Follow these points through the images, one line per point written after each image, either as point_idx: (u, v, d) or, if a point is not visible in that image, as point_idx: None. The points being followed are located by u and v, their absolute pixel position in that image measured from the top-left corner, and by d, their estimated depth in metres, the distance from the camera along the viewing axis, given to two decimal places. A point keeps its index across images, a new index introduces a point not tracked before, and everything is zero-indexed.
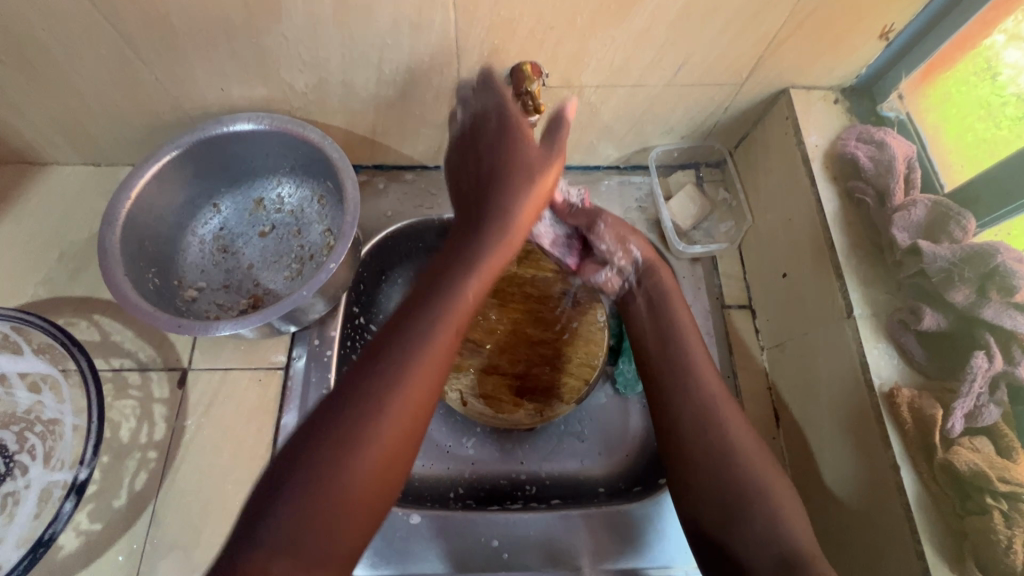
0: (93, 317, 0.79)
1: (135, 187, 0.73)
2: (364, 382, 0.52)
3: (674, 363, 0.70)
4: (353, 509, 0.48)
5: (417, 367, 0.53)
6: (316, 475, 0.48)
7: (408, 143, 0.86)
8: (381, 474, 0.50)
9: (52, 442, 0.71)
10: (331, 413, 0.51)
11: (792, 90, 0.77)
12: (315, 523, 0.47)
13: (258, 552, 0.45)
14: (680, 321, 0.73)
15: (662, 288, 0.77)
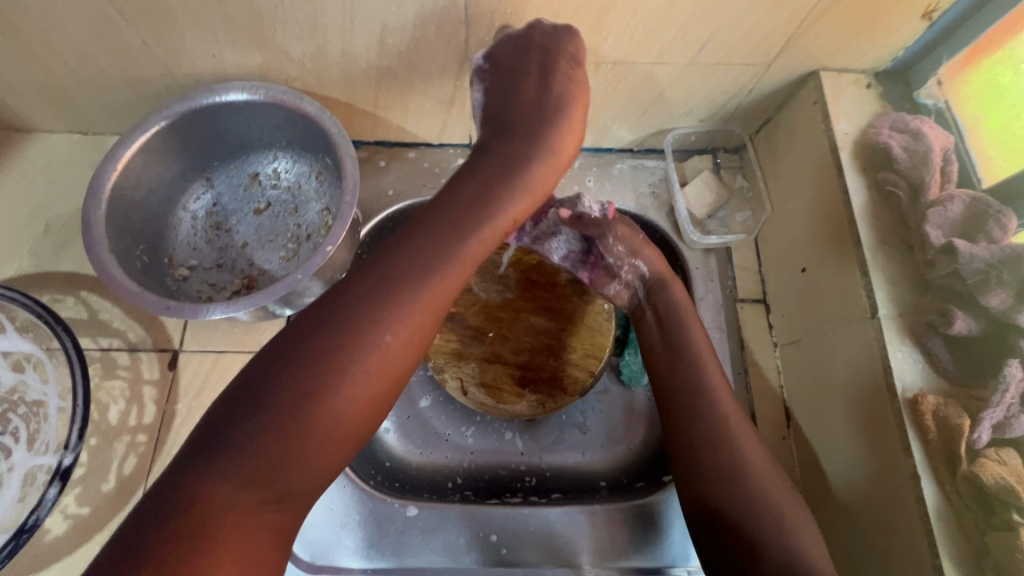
0: (80, 294, 0.76)
1: (121, 158, 0.69)
2: (353, 322, 0.48)
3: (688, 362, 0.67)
4: (326, 447, 0.46)
5: (411, 319, 0.50)
6: (291, 407, 0.44)
7: (411, 119, 0.82)
8: (360, 415, 0.48)
9: (37, 424, 0.69)
10: (313, 351, 0.46)
11: (823, 72, 0.72)
12: (283, 456, 0.44)
13: (218, 480, 0.42)
14: (695, 337, 0.70)
15: (675, 306, 0.73)
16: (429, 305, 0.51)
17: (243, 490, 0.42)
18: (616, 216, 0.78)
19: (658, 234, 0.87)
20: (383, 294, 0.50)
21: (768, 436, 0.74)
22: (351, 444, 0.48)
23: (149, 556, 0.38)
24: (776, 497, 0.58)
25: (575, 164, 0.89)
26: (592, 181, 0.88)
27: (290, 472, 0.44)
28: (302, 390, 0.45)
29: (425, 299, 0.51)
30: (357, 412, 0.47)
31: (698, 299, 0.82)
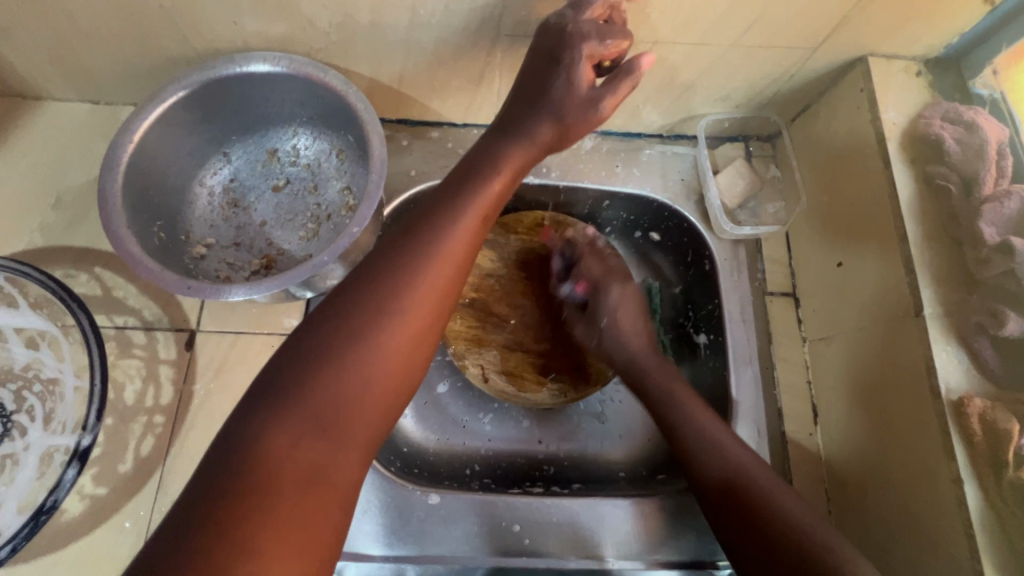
0: (93, 270, 0.74)
1: (138, 130, 0.66)
2: (376, 280, 0.47)
3: (673, 390, 0.70)
4: (369, 396, 0.45)
5: (429, 271, 0.49)
6: (331, 358, 0.44)
7: (436, 97, 0.79)
8: (398, 365, 0.47)
9: (53, 404, 0.67)
10: (341, 310, 0.46)
11: (871, 58, 0.69)
12: (328, 407, 0.43)
13: (267, 437, 0.41)
14: (681, 399, 0.68)
15: (649, 388, 0.72)
16: (455, 255, 0.51)
17: (295, 444, 0.41)
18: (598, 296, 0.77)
19: (685, 224, 0.84)
20: (407, 248, 0.49)
21: (796, 432, 0.73)
22: (394, 397, 0.47)
23: (209, 521, 0.38)
24: (789, 505, 0.57)
25: (603, 148, 0.86)
26: (620, 167, 0.85)
27: (337, 424, 0.43)
28: (337, 342, 0.45)
29: (451, 249, 0.51)
30: (395, 362, 0.46)
31: (726, 291, 0.80)
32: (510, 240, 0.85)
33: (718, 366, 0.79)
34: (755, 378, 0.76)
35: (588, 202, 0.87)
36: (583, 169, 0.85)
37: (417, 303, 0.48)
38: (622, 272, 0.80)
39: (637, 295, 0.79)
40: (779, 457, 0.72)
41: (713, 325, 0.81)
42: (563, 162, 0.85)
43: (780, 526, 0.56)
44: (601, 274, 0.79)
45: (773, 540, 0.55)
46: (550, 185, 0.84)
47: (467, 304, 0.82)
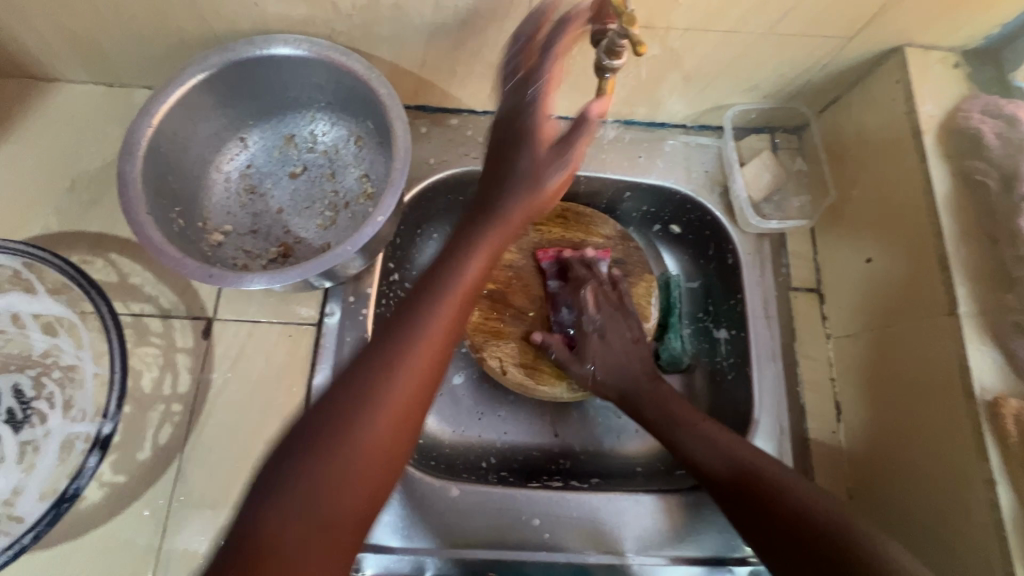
0: (110, 256, 0.73)
1: (157, 114, 0.64)
2: (373, 353, 0.50)
3: (671, 400, 0.71)
4: (363, 470, 0.46)
5: (420, 341, 0.51)
6: (326, 441, 0.46)
7: (458, 84, 0.77)
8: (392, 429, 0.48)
9: (72, 390, 0.67)
10: (342, 387, 0.49)
11: (908, 49, 0.67)
12: (328, 489, 0.45)
13: (273, 529, 0.43)
14: (682, 414, 0.69)
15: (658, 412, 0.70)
16: (442, 322, 0.52)
17: (301, 532, 0.43)
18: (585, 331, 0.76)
19: (708, 217, 0.83)
20: (401, 321, 0.52)
21: (818, 429, 0.72)
22: (391, 465, 0.48)
23: None
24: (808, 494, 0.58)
25: (625, 138, 0.84)
26: (643, 157, 0.84)
27: (337, 506, 0.45)
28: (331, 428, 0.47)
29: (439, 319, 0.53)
30: (388, 430, 0.48)
31: (749, 286, 0.78)
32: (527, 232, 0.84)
33: (739, 362, 0.79)
34: (778, 374, 0.75)
35: (610, 193, 0.86)
36: (606, 160, 0.83)
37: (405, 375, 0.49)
38: (619, 305, 0.78)
39: (631, 330, 0.77)
40: (800, 455, 0.71)
41: (734, 320, 0.81)
42: (585, 153, 0.83)
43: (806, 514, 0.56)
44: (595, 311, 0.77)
45: (804, 529, 0.55)
46: (572, 176, 0.83)
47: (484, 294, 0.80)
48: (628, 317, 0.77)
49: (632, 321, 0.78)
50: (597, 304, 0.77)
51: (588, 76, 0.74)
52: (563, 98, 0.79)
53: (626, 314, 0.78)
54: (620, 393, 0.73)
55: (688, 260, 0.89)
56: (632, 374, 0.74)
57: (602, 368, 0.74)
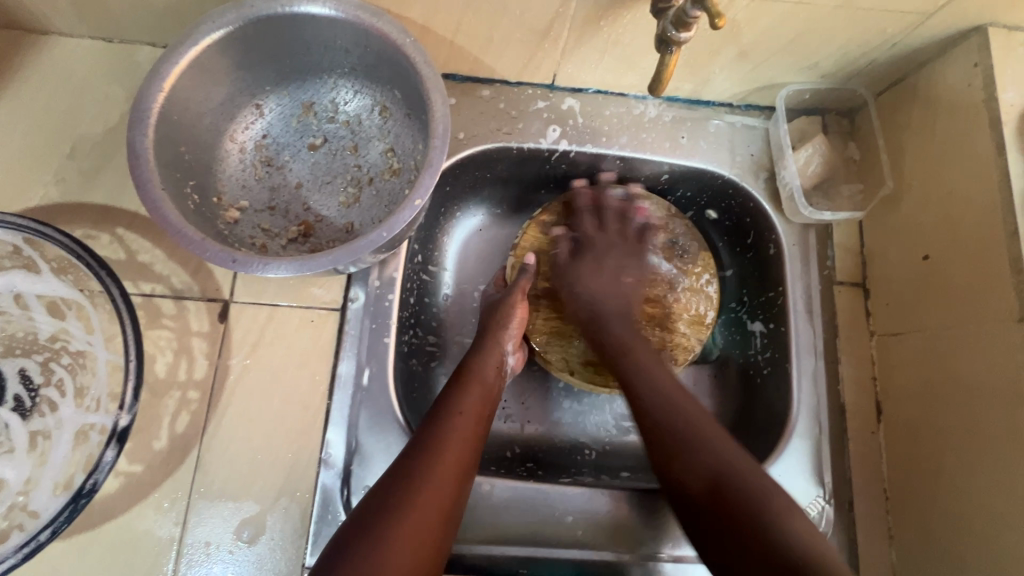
0: (117, 231, 0.67)
1: (169, 75, 0.58)
2: (411, 462, 0.55)
3: (634, 346, 0.66)
4: (444, 480, 0.54)
5: (449, 443, 0.57)
6: (416, 478, 0.53)
7: (494, 52, 0.71)
8: (463, 462, 0.57)
9: (83, 377, 0.63)
10: (387, 488, 0.53)
11: (990, 29, 0.62)
12: (425, 511, 0.51)
13: (383, 551, 0.47)
14: (659, 377, 0.62)
15: (620, 339, 0.67)
16: (466, 430, 0.59)
17: (408, 551, 0.48)
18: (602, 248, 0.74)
19: (750, 204, 0.78)
20: (426, 434, 0.58)
21: (857, 429, 0.71)
22: (463, 486, 0.56)
23: None
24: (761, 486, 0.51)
25: (667, 116, 0.79)
26: (685, 138, 0.78)
27: (431, 525, 0.51)
28: (415, 468, 0.54)
29: (466, 411, 0.61)
30: (458, 460, 0.56)
31: (791, 279, 0.75)
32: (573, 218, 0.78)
33: (776, 356, 0.75)
34: (819, 371, 0.72)
35: (646, 174, 0.81)
36: (645, 139, 0.78)
37: (461, 432, 0.58)
38: (627, 244, 0.75)
39: (633, 271, 0.73)
40: (837, 455, 0.70)
41: (772, 314, 0.76)
42: (624, 131, 0.78)
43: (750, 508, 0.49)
44: (594, 235, 0.75)
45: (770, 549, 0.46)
46: (609, 155, 0.78)
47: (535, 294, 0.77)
48: (638, 257, 0.74)
49: (638, 262, 0.74)
50: (598, 230, 0.75)
51: (638, 49, 0.68)
52: (605, 71, 0.73)
53: (634, 252, 0.74)
54: (586, 317, 0.70)
55: (720, 248, 0.84)
56: (610, 303, 0.70)
57: (585, 283, 0.71)
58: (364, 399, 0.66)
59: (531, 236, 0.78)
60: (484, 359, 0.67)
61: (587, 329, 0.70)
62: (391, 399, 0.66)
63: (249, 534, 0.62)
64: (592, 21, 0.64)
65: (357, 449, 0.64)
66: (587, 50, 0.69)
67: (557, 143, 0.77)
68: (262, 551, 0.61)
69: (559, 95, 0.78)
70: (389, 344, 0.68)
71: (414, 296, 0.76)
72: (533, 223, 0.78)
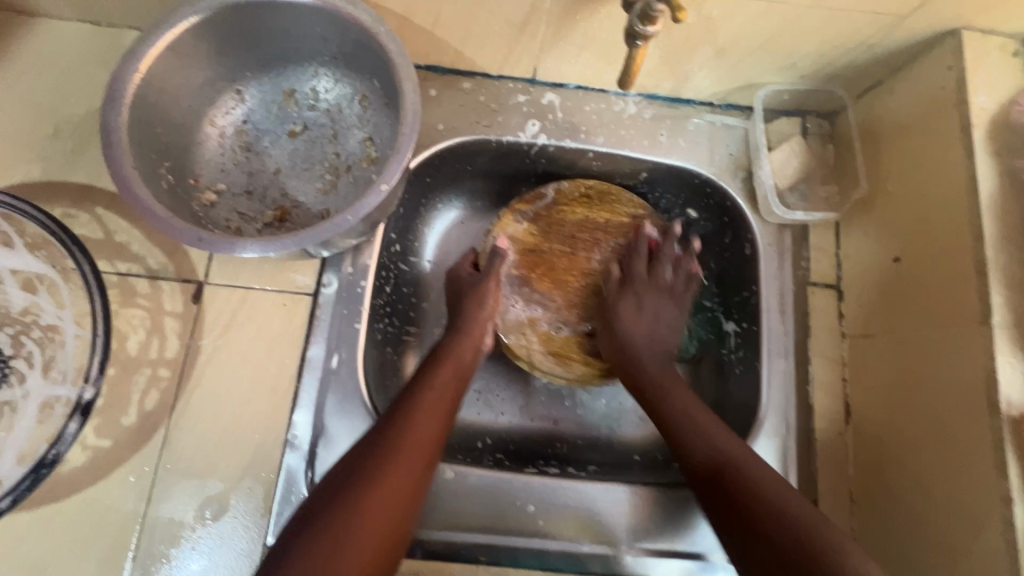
0: (95, 210, 0.69)
1: (145, 57, 0.59)
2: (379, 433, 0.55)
3: (670, 386, 0.66)
4: (411, 451, 0.54)
5: (419, 416, 0.57)
6: (385, 445, 0.54)
7: (473, 44, 0.71)
8: (432, 432, 0.57)
9: (53, 350, 0.65)
10: (355, 456, 0.53)
11: (964, 32, 0.62)
12: (394, 480, 0.51)
13: (350, 516, 0.48)
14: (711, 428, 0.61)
15: (662, 383, 0.67)
16: (436, 406, 0.59)
17: (375, 514, 0.49)
18: (646, 284, 0.74)
19: (728, 203, 0.78)
20: (398, 406, 0.58)
21: (825, 430, 0.70)
22: (434, 455, 0.56)
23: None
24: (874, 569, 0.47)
25: (647, 113, 0.79)
26: (665, 136, 0.79)
27: (397, 494, 0.51)
28: (385, 435, 0.54)
29: (439, 386, 0.61)
30: (429, 428, 0.57)
31: (765, 279, 0.75)
32: (551, 209, 0.79)
33: (748, 355, 0.75)
34: (789, 372, 0.72)
35: (626, 172, 0.81)
36: (625, 136, 0.78)
37: (431, 405, 0.59)
38: (674, 288, 0.75)
39: (673, 314, 0.74)
40: (803, 456, 0.70)
41: (746, 313, 0.77)
42: (604, 126, 0.78)
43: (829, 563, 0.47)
44: (643, 275, 0.75)
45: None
46: (588, 152, 0.79)
47: (507, 283, 0.76)
48: (678, 304, 0.75)
49: (680, 308, 0.74)
50: (648, 276, 0.75)
51: (614, 44, 0.69)
52: (585, 66, 0.74)
53: (676, 301, 0.75)
54: (622, 357, 0.70)
55: (699, 247, 0.84)
56: (651, 347, 0.71)
57: (634, 331, 0.71)
58: (333, 383, 0.67)
59: (509, 223, 0.78)
60: (462, 339, 0.67)
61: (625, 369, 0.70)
62: (359, 384, 0.67)
63: (212, 513, 0.62)
64: (567, 15, 0.64)
65: (323, 432, 0.65)
66: (565, 45, 0.70)
67: (537, 137, 0.77)
68: (224, 529, 0.62)
69: (539, 89, 0.78)
70: (360, 330, 0.68)
71: (391, 285, 0.76)
72: (510, 208, 0.78)
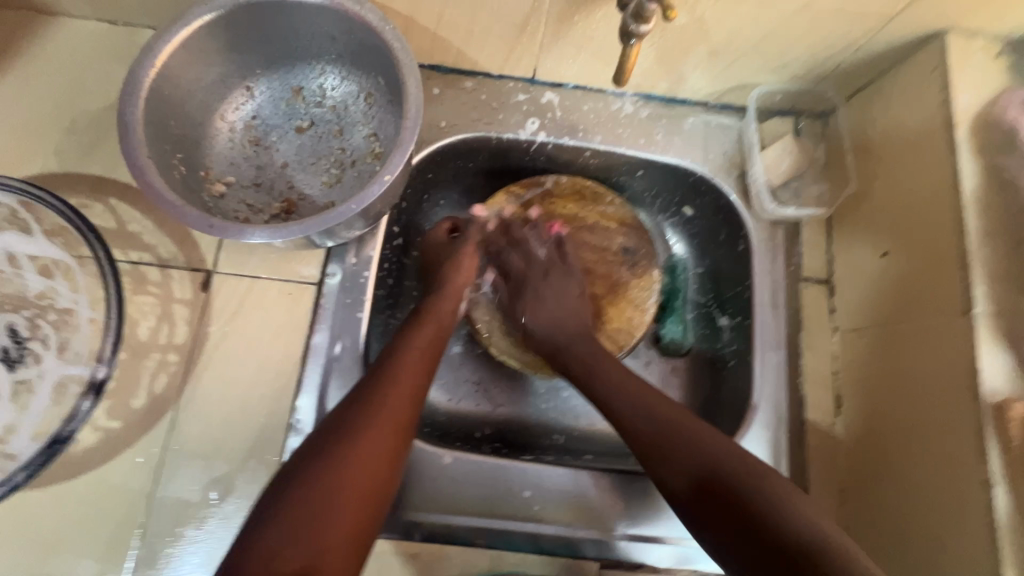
0: (109, 201, 0.71)
1: (160, 53, 0.61)
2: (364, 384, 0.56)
3: (595, 366, 0.65)
4: (395, 396, 0.56)
5: (401, 365, 0.59)
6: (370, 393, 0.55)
7: (475, 44, 0.74)
8: (415, 379, 0.58)
9: (68, 334, 0.67)
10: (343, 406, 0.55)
11: (949, 35, 0.64)
12: (377, 435, 0.52)
13: (341, 456, 0.49)
14: (645, 400, 0.59)
15: (583, 358, 0.67)
16: (417, 357, 0.61)
17: (364, 453, 0.50)
18: (529, 262, 0.76)
19: (722, 200, 0.80)
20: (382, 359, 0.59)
21: (816, 421, 0.72)
22: (417, 399, 0.58)
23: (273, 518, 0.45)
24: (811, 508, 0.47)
25: (644, 113, 0.81)
26: (661, 134, 0.81)
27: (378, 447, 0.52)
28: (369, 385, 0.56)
29: (422, 342, 0.62)
30: (411, 375, 0.58)
31: (758, 274, 0.77)
32: (545, 198, 0.81)
33: (741, 348, 0.77)
34: (780, 364, 0.74)
35: (623, 170, 0.84)
36: (622, 135, 0.81)
37: (412, 357, 0.60)
38: (558, 264, 0.76)
39: (573, 287, 0.75)
40: (795, 446, 0.71)
41: (740, 308, 0.79)
42: (601, 125, 0.81)
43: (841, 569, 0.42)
44: (523, 267, 0.76)
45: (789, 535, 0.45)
46: (586, 149, 0.81)
47: (487, 264, 0.79)
48: (569, 275, 0.76)
49: (573, 278, 0.76)
50: (527, 264, 0.76)
51: (611, 45, 0.71)
52: (583, 66, 0.76)
53: (562, 272, 0.75)
54: (549, 349, 0.70)
55: (697, 244, 0.86)
56: (568, 326, 0.71)
57: (536, 321, 0.71)
58: (336, 369, 0.69)
59: (502, 204, 0.80)
60: (442, 300, 0.69)
61: (553, 360, 0.69)
62: (361, 371, 0.69)
63: (217, 494, 0.64)
64: (565, 16, 0.66)
65: (326, 417, 0.67)
66: (564, 45, 0.72)
67: (536, 135, 0.80)
68: (229, 509, 0.64)
69: (539, 89, 0.81)
70: (362, 319, 0.71)
71: (392, 277, 0.79)
72: (505, 189, 0.81)
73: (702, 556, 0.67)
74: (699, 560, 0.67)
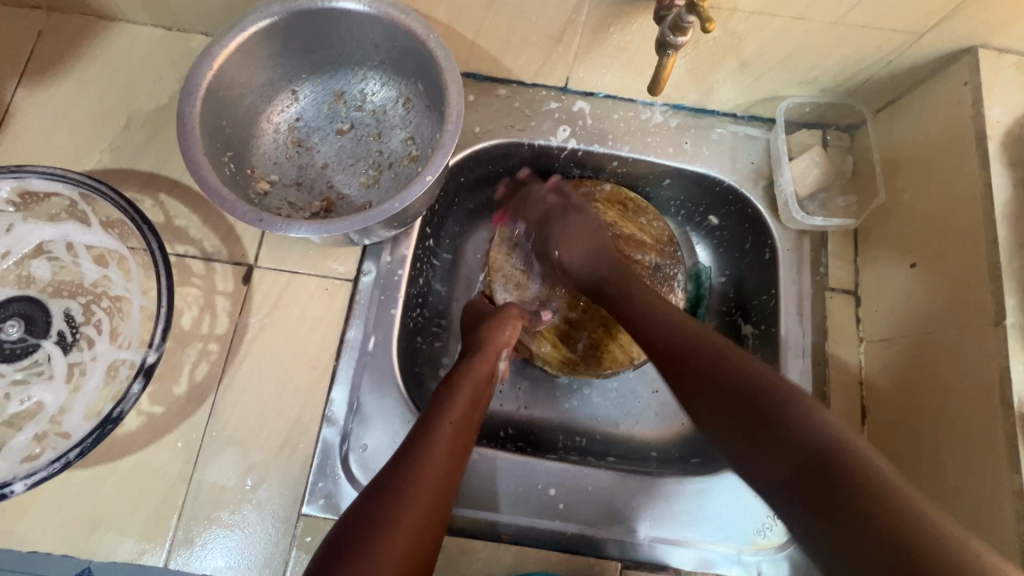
0: (159, 196, 0.75)
1: (218, 56, 0.65)
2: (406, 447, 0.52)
3: (629, 288, 0.68)
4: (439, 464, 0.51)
5: (442, 427, 0.54)
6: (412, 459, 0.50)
7: (511, 54, 0.76)
8: (457, 445, 0.54)
9: (119, 320, 0.70)
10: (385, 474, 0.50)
11: (980, 50, 0.65)
12: (417, 506, 0.47)
13: (386, 528, 0.44)
14: (662, 312, 0.62)
15: (622, 284, 0.69)
16: (458, 419, 0.56)
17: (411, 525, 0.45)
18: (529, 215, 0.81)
19: (748, 209, 0.81)
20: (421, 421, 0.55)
21: None
22: (458, 469, 0.53)
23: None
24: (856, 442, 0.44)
25: (672, 122, 0.83)
26: (689, 144, 0.82)
27: (423, 528, 0.46)
28: (410, 450, 0.51)
29: (463, 404, 0.58)
30: (452, 439, 0.54)
31: (785, 283, 0.77)
32: (583, 197, 0.83)
33: (767, 357, 0.77)
34: (806, 372, 0.74)
35: (649, 177, 0.85)
36: (650, 143, 0.82)
37: (452, 418, 0.56)
38: (563, 203, 0.79)
39: (589, 221, 0.77)
40: None
41: (765, 316, 0.79)
42: (630, 132, 0.82)
43: (858, 471, 0.41)
44: (541, 213, 0.79)
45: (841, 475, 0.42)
46: (614, 157, 0.83)
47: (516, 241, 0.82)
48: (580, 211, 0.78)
49: (586, 214, 0.78)
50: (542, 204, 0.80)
51: (644, 56, 0.73)
52: (614, 76, 0.78)
53: (570, 207, 0.78)
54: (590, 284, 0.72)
55: (721, 252, 0.87)
56: (597, 256, 0.73)
57: (568, 255, 0.74)
58: (368, 363, 0.71)
59: None
60: (478, 355, 0.65)
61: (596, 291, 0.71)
62: (392, 366, 0.71)
63: (252, 480, 0.66)
64: (601, 27, 0.69)
65: (358, 409, 0.69)
66: (598, 55, 0.74)
67: (567, 142, 0.82)
68: (264, 495, 0.66)
69: (570, 97, 0.83)
70: (395, 315, 0.72)
71: (423, 277, 0.80)
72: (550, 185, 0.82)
73: (724, 560, 0.68)
74: (722, 564, 0.68)
